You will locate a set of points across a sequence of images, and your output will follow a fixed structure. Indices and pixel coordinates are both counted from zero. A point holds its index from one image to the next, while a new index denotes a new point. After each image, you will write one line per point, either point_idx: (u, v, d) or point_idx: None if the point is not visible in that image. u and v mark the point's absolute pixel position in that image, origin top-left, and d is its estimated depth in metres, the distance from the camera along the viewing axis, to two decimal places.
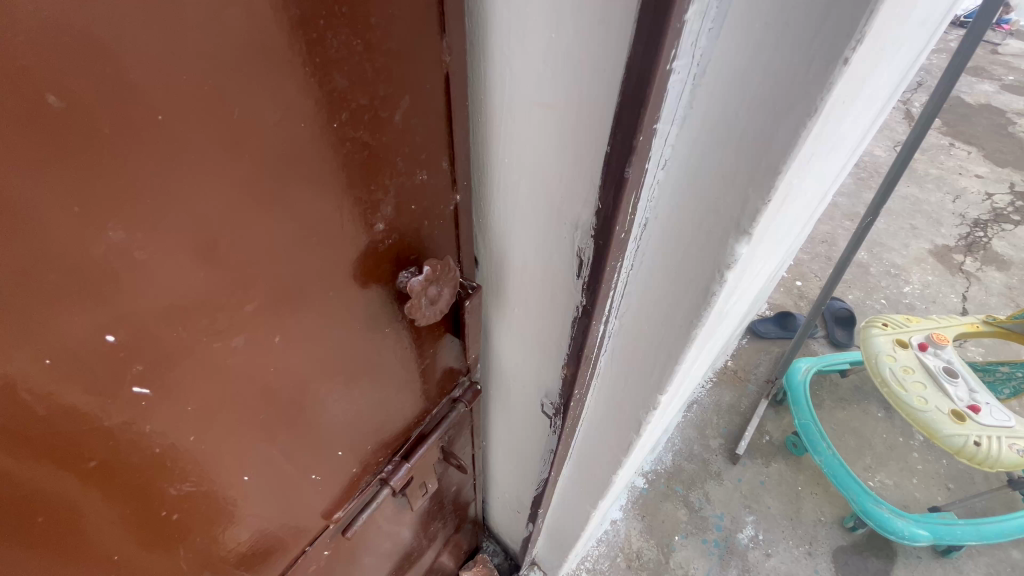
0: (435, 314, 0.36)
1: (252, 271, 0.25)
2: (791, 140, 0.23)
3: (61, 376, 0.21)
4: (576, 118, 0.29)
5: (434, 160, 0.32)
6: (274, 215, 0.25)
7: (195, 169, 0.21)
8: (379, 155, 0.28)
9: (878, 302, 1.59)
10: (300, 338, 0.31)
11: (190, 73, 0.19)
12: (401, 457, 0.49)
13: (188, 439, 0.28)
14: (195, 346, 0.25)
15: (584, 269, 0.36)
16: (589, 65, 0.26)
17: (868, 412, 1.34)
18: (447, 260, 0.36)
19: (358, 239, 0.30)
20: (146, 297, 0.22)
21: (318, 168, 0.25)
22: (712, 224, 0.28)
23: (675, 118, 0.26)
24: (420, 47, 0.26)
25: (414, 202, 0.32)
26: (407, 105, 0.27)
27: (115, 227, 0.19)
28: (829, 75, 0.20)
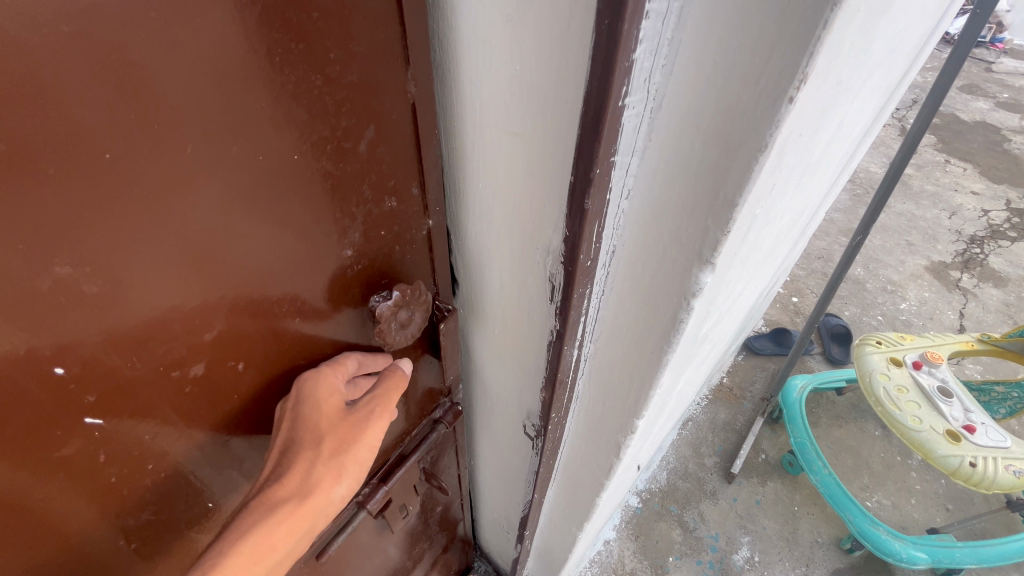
0: (406, 338, 0.37)
1: (211, 301, 0.26)
2: (744, 175, 0.23)
3: (8, 412, 0.21)
4: (541, 147, 0.29)
5: (403, 187, 0.32)
6: (234, 245, 0.25)
7: (147, 204, 0.21)
8: (346, 185, 0.28)
9: (874, 318, 1.59)
10: (265, 366, 0.31)
11: (142, 112, 0.19)
12: (379, 479, 0.49)
13: (146, 466, 0.28)
14: (152, 375, 0.25)
15: (555, 294, 0.36)
16: (552, 95, 0.27)
17: (864, 431, 1.33)
18: (419, 284, 0.37)
19: (326, 264, 0.30)
20: (97, 329, 0.22)
21: (279, 200, 0.26)
22: (675, 253, 0.29)
23: (634, 150, 0.26)
24: (383, 80, 0.26)
25: (384, 228, 0.33)
26: (375, 136, 0.28)
27: (64, 263, 0.20)
28: (775, 112, 0.21)
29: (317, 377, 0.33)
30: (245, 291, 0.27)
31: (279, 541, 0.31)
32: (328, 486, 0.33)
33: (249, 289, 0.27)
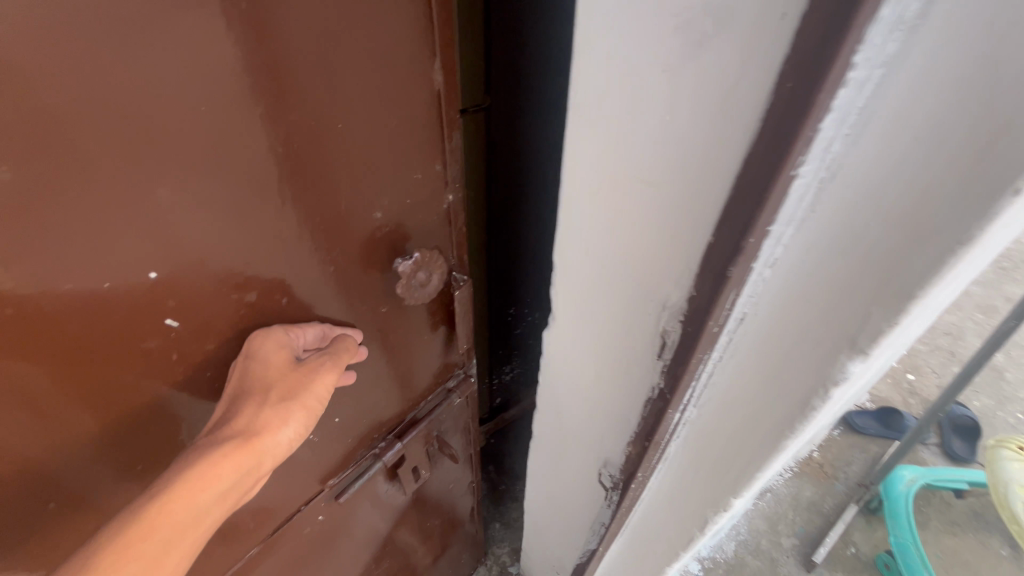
0: (422, 293, 0.45)
1: (267, 239, 0.33)
2: (931, 267, 0.20)
3: (114, 302, 0.28)
4: (677, 202, 0.28)
5: (427, 164, 0.39)
6: (288, 192, 0.32)
7: (228, 149, 0.28)
8: (383, 153, 0.36)
9: (1012, 415, 1.36)
10: (306, 304, 0.38)
11: (233, 80, 0.26)
12: (393, 436, 0.58)
13: (205, 375, 0.34)
14: (218, 296, 0.32)
15: (666, 350, 0.34)
16: (702, 153, 0.25)
17: (987, 546, 1.13)
18: (437, 252, 0.44)
19: (362, 222, 0.37)
20: (183, 245, 0.29)
21: (327, 161, 0.33)
22: (821, 333, 0.26)
23: (793, 219, 0.24)
24: (413, 67, 0.33)
25: (409, 201, 0.40)
26: (408, 108, 0.35)
27: (165, 187, 0.27)
28: (992, 204, 0.17)
29: (271, 329, 0.36)
30: (294, 233, 0.34)
31: (222, 471, 0.32)
32: (275, 428, 0.35)
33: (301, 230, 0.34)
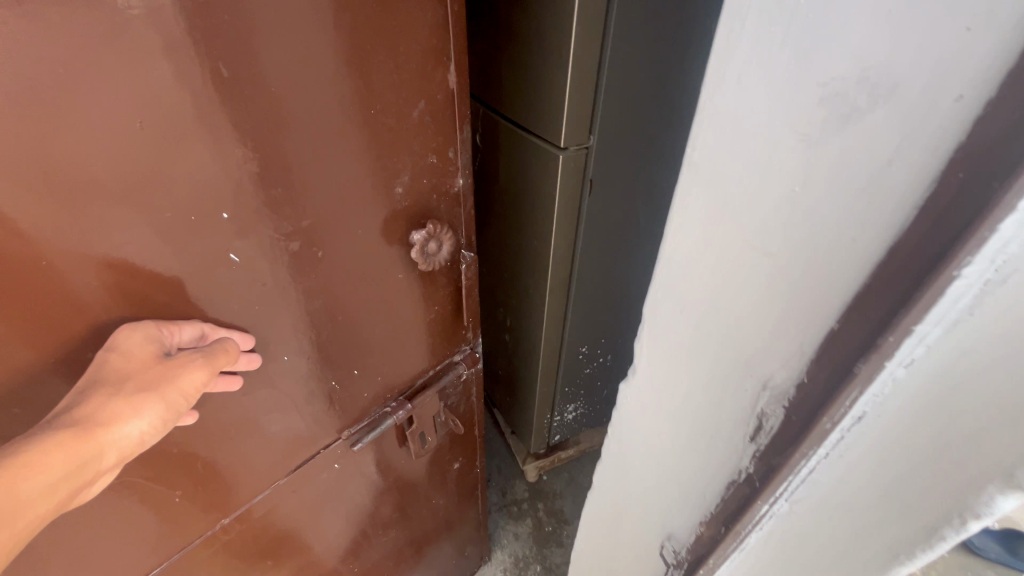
0: (432, 257, 0.69)
1: (318, 189, 0.55)
2: None
3: (202, 225, 0.49)
4: (800, 281, 0.27)
5: (437, 152, 0.63)
6: (340, 154, 0.55)
7: (299, 121, 0.50)
8: (412, 139, 0.60)
9: None
10: (354, 243, 0.62)
11: (309, 81, 0.49)
12: (403, 399, 0.83)
13: (261, 285, 0.57)
14: (274, 230, 0.54)
15: (761, 434, 0.32)
16: (840, 237, 0.25)
17: None
18: (444, 225, 0.69)
19: (387, 185, 0.60)
20: (250, 187, 0.50)
21: (380, 140, 0.57)
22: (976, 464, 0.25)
23: (948, 324, 0.22)
24: (425, 75, 0.57)
25: (426, 177, 0.64)
26: (429, 109, 0.59)
27: (245, 149, 0.48)
28: None
29: (140, 326, 0.49)
30: (339, 187, 0.57)
31: (52, 460, 0.41)
32: (120, 422, 0.46)
33: (360, 183, 0.58)
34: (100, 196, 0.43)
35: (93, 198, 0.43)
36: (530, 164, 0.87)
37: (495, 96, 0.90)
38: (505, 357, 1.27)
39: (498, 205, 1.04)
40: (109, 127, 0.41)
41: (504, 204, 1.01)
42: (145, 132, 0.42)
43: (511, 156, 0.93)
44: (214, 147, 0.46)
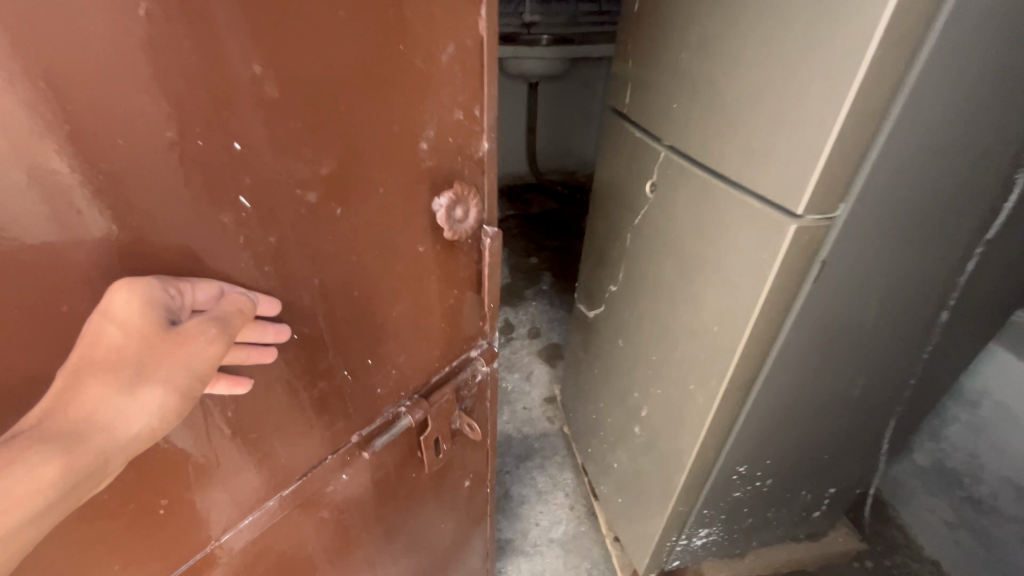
0: (458, 226, 0.61)
1: (340, 130, 0.46)
2: None
3: (207, 156, 0.40)
4: None
5: (463, 107, 0.56)
6: (364, 91, 0.47)
7: (322, 39, 0.42)
8: (442, 87, 0.53)
9: None
10: (375, 209, 0.53)
11: None
12: (419, 395, 0.73)
13: (270, 241, 0.46)
14: (294, 174, 0.45)
15: None
16: None
17: None
18: (470, 188, 0.61)
19: (413, 138, 0.53)
20: (262, 114, 0.41)
21: (407, 84, 0.50)
22: None
23: None
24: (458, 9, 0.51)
25: (451, 136, 0.56)
26: (460, 54, 0.53)
27: (259, 65, 0.39)
28: None
29: (148, 288, 0.38)
30: (362, 133, 0.48)
31: (49, 476, 0.34)
32: (128, 417, 0.38)
33: (386, 134, 0.50)
34: (101, 107, 0.34)
35: (95, 109, 0.34)
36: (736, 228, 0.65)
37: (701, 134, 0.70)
38: (627, 450, 1.05)
39: (664, 270, 0.83)
40: (122, 21, 0.33)
41: (673, 271, 0.80)
42: (157, 32, 0.34)
43: (701, 213, 0.72)
44: (247, 68, 0.39)
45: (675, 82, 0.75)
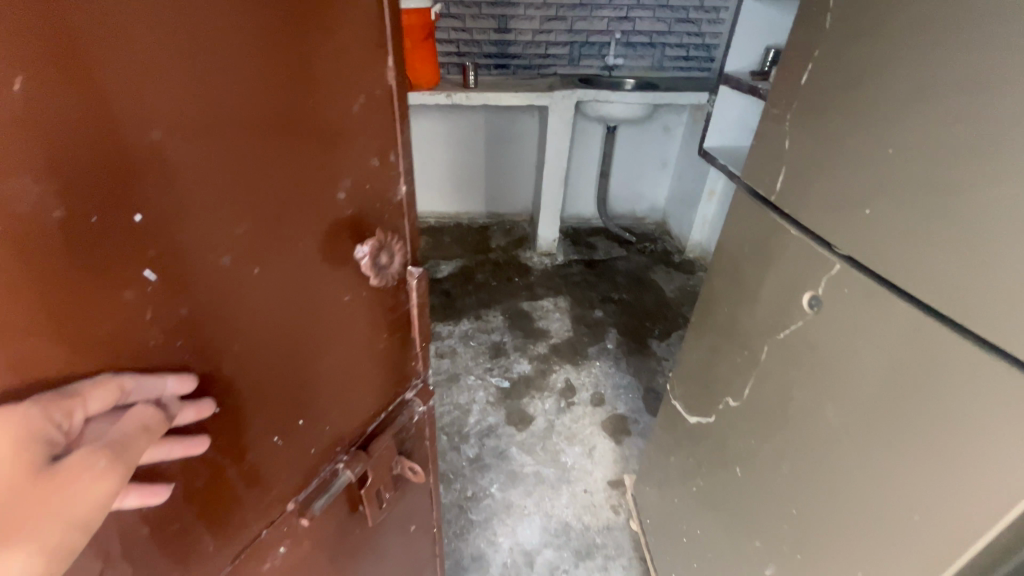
0: (379, 272, 0.57)
1: (255, 188, 0.41)
2: None
3: (103, 233, 0.33)
4: None
5: (381, 151, 0.52)
6: (277, 145, 0.42)
7: (223, 90, 0.37)
8: (363, 131, 0.49)
9: None
10: (300, 265, 0.48)
11: (233, 30, 0.36)
12: (356, 448, 0.68)
13: (184, 317, 0.40)
14: (206, 242, 0.39)
15: None
16: None
17: None
18: (393, 230, 0.57)
19: (336, 190, 0.49)
20: (163, 179, 0.35)
21: (321, 133, 0.45)
22: None
23: None
24: (373, 49, 0.48)
25: (370, 182, 0.52)
26: (372, 102, 0.49)
27: (154, 123, 0.33)
28: None
29: (21, 412, 0.32)
30: (279, 189, 0.43)
31: None
32: None
33: (302, 187, 0.45)
34: None
35: None
36: (1005, 437, 0.49)
37: (930, 260, 0.56)
38: None
39: (852, 442, 0.66)
40: None
41: (873, 451, 0.63)
42: (28, 94, 0.28)
43: (937, 396, 0.55)
44: (142, 127, 0.33)
45: (874, 184, 0.62)
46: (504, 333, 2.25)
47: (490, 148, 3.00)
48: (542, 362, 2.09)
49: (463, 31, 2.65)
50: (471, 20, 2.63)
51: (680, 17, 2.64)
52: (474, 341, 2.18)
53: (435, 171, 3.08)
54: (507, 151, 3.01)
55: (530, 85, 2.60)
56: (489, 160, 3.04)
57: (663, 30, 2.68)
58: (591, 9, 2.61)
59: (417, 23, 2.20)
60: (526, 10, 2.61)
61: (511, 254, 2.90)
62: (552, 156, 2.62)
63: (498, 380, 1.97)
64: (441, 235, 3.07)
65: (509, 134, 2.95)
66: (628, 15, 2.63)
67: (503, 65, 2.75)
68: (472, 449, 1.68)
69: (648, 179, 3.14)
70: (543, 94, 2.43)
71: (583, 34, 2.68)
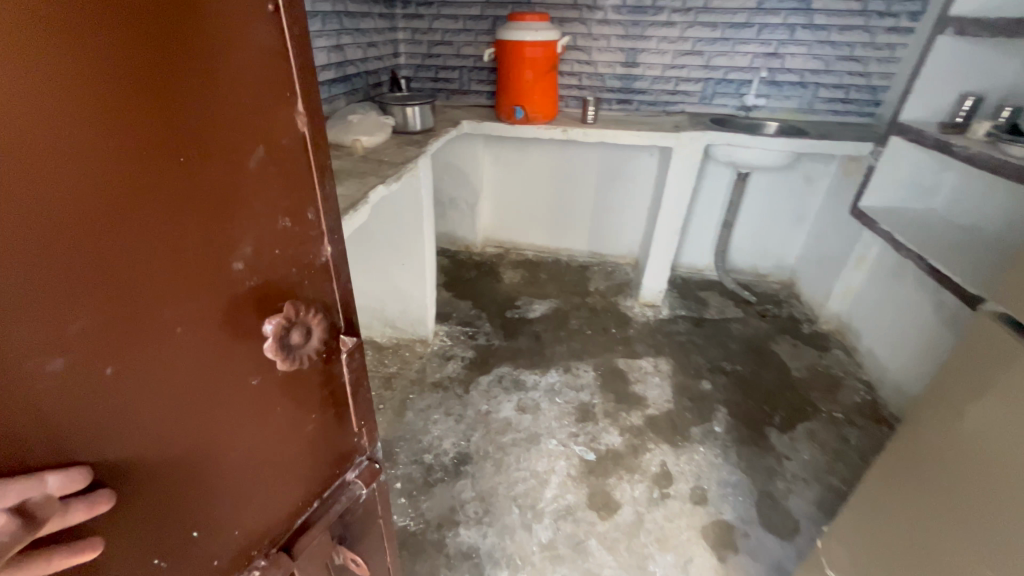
0: (302, 348, 0.53)
1: (100, 269, 0.36)
2: None
3: None
4: None
5: (289, 214, 0.50)
6: (131, 219, 0.37)
7: (45, 163, 0.32)
8: (256, 197, 0.46)
9: None
10: (182, 348, 0.43)
11: (58, 95, 0.32)
12: (281, 545, 0.61)
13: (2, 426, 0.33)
14: (31, 336, 0.34)
15: None
16: None
17: None
18: (312, 307, 0.54)
19: (222, 263, 0.44)
20: None
21: (209, 200, 0.42)
22: None
23: None
24: (271, 109, 0.45)
25: (279, 247, 0.50)
26: (273, 157, 0.47)
27: None
28: None
29: None
30: (136, 270, 0.38)
31: None
32: None
33: (182, 264, 0.41)
34: None
35: None
36: None
37: None
38: None
39: None
40: None
41: None
42: None
43: None
44: None
45: None
46: (595, 393, 2.03)
47: (600, 185, 2.82)
48: (634, 436, 1.83)
49: (588, 64, 2.54)
50: (598, 54, 2.50)
51: (841, 54, 2.28)
52: (561, 398, 1.99)
53: (540, 205, 2.97)
54: (618, 190, 2.82)
55: (654, 123, 2.39)
56: (598, 198, 2.87)
57: (818, 68, 2.33)
58: (733, 44, 2.36)
59: (542, 56, 2.12)
60: (659, 43, 2.42)
61: (610, 300, 2.68)
62: (670, 201, 2.38)
63: (583, 451, 1.75)
64: (537, 271, 2.94)
65: (622, 173, 2.76)
66: (777, 51, 2.33)
67: (627, 100, 2.58)
68: (546, 532, 1.48)
69: (777, 232, 2.77)
70: (669, 134, 2.20)
71: (721, 70, 2.42)
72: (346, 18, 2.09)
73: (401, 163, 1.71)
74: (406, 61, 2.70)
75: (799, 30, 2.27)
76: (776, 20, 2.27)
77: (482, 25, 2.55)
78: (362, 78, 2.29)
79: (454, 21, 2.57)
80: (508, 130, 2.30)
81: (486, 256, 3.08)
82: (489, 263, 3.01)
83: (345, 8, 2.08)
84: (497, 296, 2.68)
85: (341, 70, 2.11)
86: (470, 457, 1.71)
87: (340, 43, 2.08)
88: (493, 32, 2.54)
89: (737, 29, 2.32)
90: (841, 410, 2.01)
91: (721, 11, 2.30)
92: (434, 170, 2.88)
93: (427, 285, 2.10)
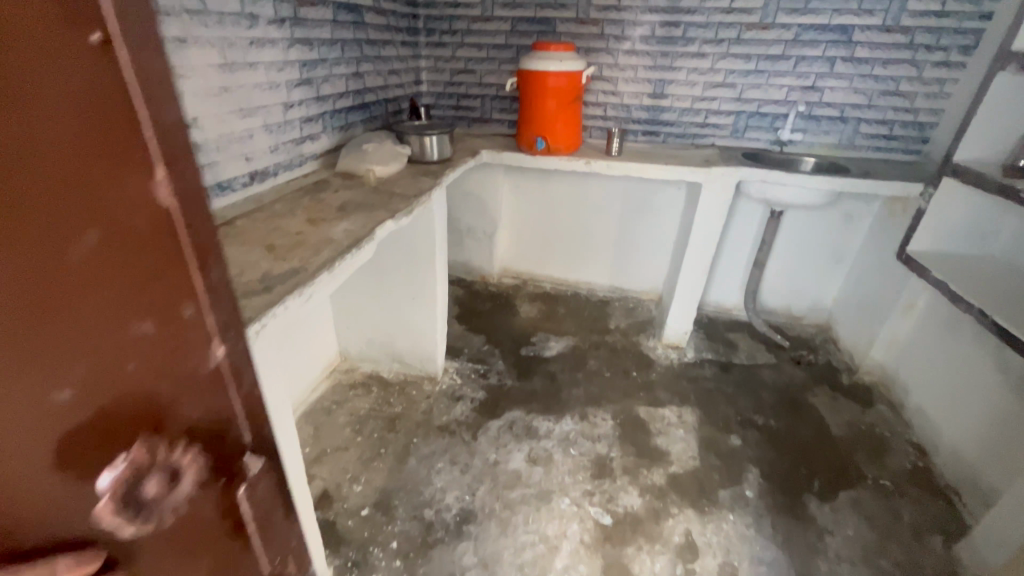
0: (167, 493, 0.41)
1: None
2: None
3: None
4: None
5: (154, 314, 0.39)
6: None
7: None
8: (94, 293, 0.35)
9: None
10: None
11: None
12: None
13: None
14: None
15: None
16: None
17: None
18: (182, 440, 0.43)
19: (34, 390, 0.32)
20: None
21: (17, 307, 0.31)
22: None
23: None
24: (118, 175, 0.35)
25: (135, 361, 0.38)
26: (118, 241, 0.36)
27: None
28: None
29: None
30: None
31: None
32: None
33: None
34: None
35: None
36: None
37: None
38: None
39: None
40: None
41: None
42: None
43: None
44: None
45: None
46: (613, 445, 1.87)
47: (623, 219, 2.71)
48: (655, 497, 1.67)
49: (613, 94, 2.45)
50: (624, 84, 2.42)
51: (885, 88, 2.15)
52: (576, 449, 1.84)
53: (559, 236, 2.87)
54: (642, 223, 2.69)
55: (682, 156, 2.28)
56: (620, 231, 2.75)
57: (860, 102, 2.20)
58: (768, 76, 2.24)
59: (566, 87, 2.04)
60: (689, 75, 2.32)
61: (632, 340, 2.52)
62: (698, 238, 2.25)
63: (599, 513, 1.59)
64: (555, 305, 2.81)
65: (647, 206, 2.64)
66: (815, 84, 2.21)
67: (653, 131, 2.48)
68: None
69: (813, 272, 2.59)
70: (699, 169, 2.09)
71: (754, 103, 2.31)
72: (367, 45, 2.05)
73: (413, 195, 1.62)
74: (428, 89, 2.67)
75: (840, 63, 2.15)
76: (815, 53, 2.15)
77: (505, 54, 2.50)
78: (381, 106, 2.24)
79: (477, 49, 2.52)
80: (529, 161, 2.22)
81: (502, 287, 2.97)
82: (505, 294, 2.90)
83: (366, 36, 2.04)
84: (511, 331, 2.55)
85: (360, 97, 2.06)
86: (475, 515, 1.57)
87: (360, 70, 2.03)
88: (517, 61, 2.48)
89: (772, 61, 2.21)
90: (889, 476, 1.81)
91: (755, 43, 2.20)
92: (451, 198, 2.80)
93: (438, 321, 1.98)
